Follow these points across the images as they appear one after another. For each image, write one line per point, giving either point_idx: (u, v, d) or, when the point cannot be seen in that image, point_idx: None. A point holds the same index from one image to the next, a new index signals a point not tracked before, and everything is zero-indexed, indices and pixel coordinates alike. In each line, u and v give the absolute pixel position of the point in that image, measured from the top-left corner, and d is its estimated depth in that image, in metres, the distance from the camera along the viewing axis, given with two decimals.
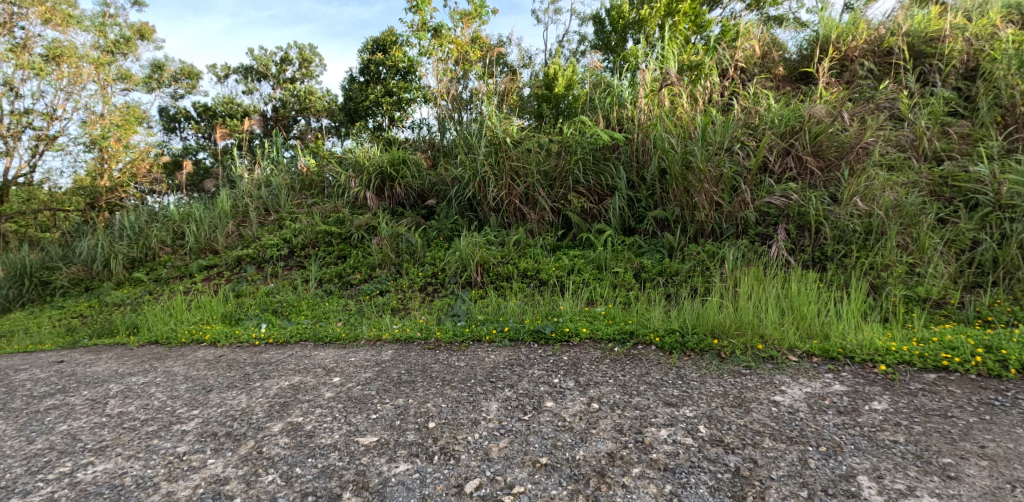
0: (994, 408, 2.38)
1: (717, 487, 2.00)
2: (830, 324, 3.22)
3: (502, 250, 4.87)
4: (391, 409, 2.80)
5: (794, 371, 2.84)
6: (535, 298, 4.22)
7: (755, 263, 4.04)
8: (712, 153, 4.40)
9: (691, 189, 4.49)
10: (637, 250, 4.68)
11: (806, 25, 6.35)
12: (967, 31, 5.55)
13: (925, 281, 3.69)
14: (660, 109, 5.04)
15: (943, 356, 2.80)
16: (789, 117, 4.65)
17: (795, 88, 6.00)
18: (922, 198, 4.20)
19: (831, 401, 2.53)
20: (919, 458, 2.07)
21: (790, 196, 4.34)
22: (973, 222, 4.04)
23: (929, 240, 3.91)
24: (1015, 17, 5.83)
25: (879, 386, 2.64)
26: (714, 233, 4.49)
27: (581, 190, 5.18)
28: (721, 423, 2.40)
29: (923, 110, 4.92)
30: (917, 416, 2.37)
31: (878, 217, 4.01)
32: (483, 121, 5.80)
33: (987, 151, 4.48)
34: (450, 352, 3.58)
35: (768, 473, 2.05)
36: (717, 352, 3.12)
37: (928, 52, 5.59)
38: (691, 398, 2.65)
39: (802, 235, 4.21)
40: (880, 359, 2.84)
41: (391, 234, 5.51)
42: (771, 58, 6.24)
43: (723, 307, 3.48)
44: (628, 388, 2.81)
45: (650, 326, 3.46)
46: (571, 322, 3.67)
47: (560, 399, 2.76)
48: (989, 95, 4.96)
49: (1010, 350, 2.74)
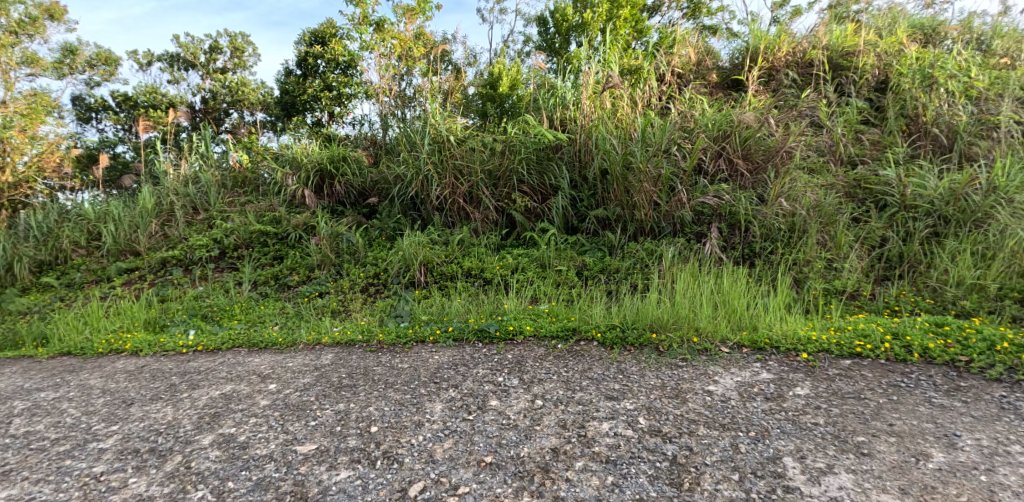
0: (900, 390, 2.61)
1: (656, 475, 2.07)
2: (758, 317, 3.40)
3: (446, 249, 4.83)
4: (332, 414, 2.70)
5: (726, 362, 2.99)
6: (479, 297, 4.20)
7: (690, 259, 4.22)
8: (652, 154, 4.51)
9: (631, 189, 4.58)
10: (579, 248, 4.75)
11: (738, 36, 6.69)
12: (879, 47, 6.01)
13: (842, 275, 3.99)
14: (601, 111, 5.11)
15: (857, 344, 3.03)
16: (721, 122, 4.79)
17: (727, 94, 6.28)
18: (838, 199, 4.54)
19: (759, 389, 2.67)
20: (836, 438, 2.23)
21: (722, 196, 4.54)
22: (882, 221, 4.40)
23: (845, 237, 4.22)
24: (918, 38, 6.42)
25: (801, 373, 2.83)
26: (653, 231, 4.65)
27: (525, 189, 5.19)
28: (660, 414, 2.49)
29: (839, 119, 5.32)
30: (835, 399, 2.55)
31: (801, 216, 4.30)
32: (426, 119, 5.67)
33: (894, 156, 4.91)
34: (392, 353, 3.51)
35: (702, 459, 2.14)
36: (655, 345, 3.23)
37: (845, 65, 6.04)
38: (632, 391, 2.73)
39: (733, 233, 4.44)
40: (803, 348, 3.05)
41: (330, 233, 5.30)
42: (705, 66, 6.54)
43: (661, 302, 3.61)
44: (572, 384, 2.86)
45: (592, 322, 3.53)
46: (514, 321, 3.68)
47: (504, 397, 2.77)
48: (896, 106, 5.45)
49: (913, 336, 3.02)
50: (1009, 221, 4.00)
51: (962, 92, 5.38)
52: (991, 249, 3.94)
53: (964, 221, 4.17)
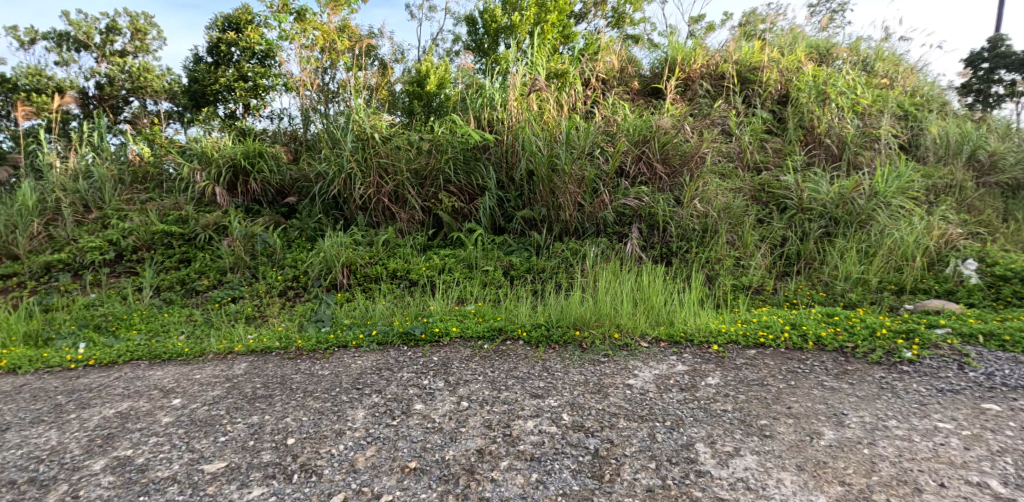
0: (796, 375, 2.85)
1: (579, 469, 2.11)
2: (675, 312, 3.59)
3: (370, 251, 4.69)
4: (244, 428, 2.51)
5: (645, 356, 3.12)
6: (405, 299, 4.11)
7: (612, 258, 4.38)
8: (576, 157, 4.63)
9: (556, 190, 4.68)
10: (506, 248, 4.78)
11: (658, 46, 7.03)
12: (782, 65, 6.55)
13: (748, 272, 4.31)
14: (528, 113, 5.17)
15: (761, 334, 3.29)
16: (641, 127, 5.01)
17: (648, 101, 6.59)
18: (745, 202, 4.90)
19: (674, 380, 2.82)
20: (743, 422, 2.39)
21: (642, 198, 4.76)
22: (783, 222, 4.80)
23: (751, 237, 4.56)
24: (813, 57, 7.07)
25: (712, 363, 3.01)
26: (577, 231, 4.78)
27: (451, 189, 5.15)
28: (583, 409, 2.55)
29: (746, 128, 5.74)
30: (741, 387, 2.74)
31: (712, 217, 4.60)
32: (350, 115, 5.45)
33: (793, 163, 5.37)
34: (312, 360, 3.34)
35: (622, 450, 2.22)
36: (579, 342, 3.32)
37: (752, 79, 6.51)
38: (556, 388, 2.78)
39: (652, 233, 4.66)
40: (714, 340, 3.25)
41: (244, 234, 4.97)
42: (627, 73, 6.81)
43: (584, 301, 3.72)
44: (497, 383, 2.87)
45: (518, 322, 3.56)
46: (441, 322, 3.63)
47: (430, 401, 2.72)
48: (795, 118, 5.96)
49: (808, 326, 3.32)
50: (885, 222, 4.51)
51: (849, 108, 6.00)
52: (872, 247, 4.42)
53: (850, 222, 4.65)
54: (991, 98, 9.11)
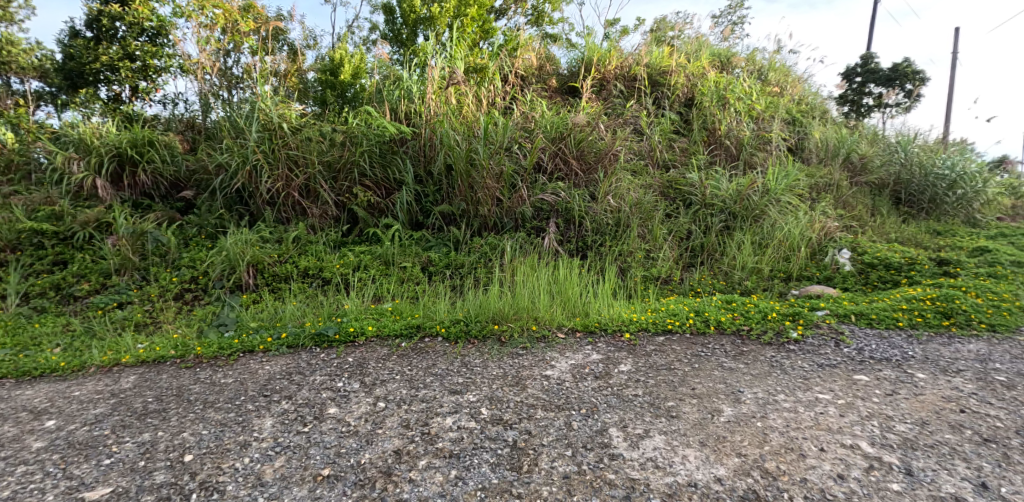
0: (700, 358, 3.08)
1: (497, 462, 2.12)
2: (589, 303, 3.73)
3: (279, 249, 4.42)
4: (133, 448, 2.27)
5: (561, 347, 3.22)
6: (317, 299, 3.92)
7: (530, 252, 4.47)
8: (493, 152, 4.66)
9: (474, 185, 4.68)
10: (424, 244, 4.71)
11: (575, 47, 7.23)
12: (688, 70, 7.00)
13: (657, 263, 4.58)
14: (446, 106, 5.11)
15: (669, 321, 3.52)
16: (558, 124, 5.12)
17: (565, 99, 6.78)
18: (655, 197, 5.20)
19: (589, 369, 2.93)
20: (652, 405, 2.53)
21: (559, 193, 4.89)
22: (688, 216, 5.15)
23: (660, 231, 4.85)
24: (716, 64, 7.63)
25: (624, 351, 3.17)
26: (496, 226, 4.82)
27: (367, 184, 4.98)
28: (501, 402, 2.58)
29: (656, 128, 6.08)
30: (651, 372, 2.90)
31: (624, 212, 4.83)
32: (254, 102, 5.08)
33: (697, 162, 5.78)
34: (214, 368, 3.09)
35: (540, 440, 2.26)
36: (498, 336, 3.35)
37: (662, 82, 6.89)
38: (475, 383, 2.78)
39: (568, 228, 4.81)
40: (626, 329, 3.43)
41: (132, 232, 4.45)
42: (546, 71, 6.96)
43: (503, 295, 3.76)
44: (416, 382, 2.82)
45: (437, 318, 3.53)
46: (356, 321, 3.51)
47: (344, 404, 2.62)
48: (699, 120, 6.41)
49: (709, 312, 3.60)
50: (775, 217, 4.98)
51: (745, 113, 6.55)
52: (765, 239, 4.86)
53: (746, 216, 5.08)
54: (861, 108, 10.37)
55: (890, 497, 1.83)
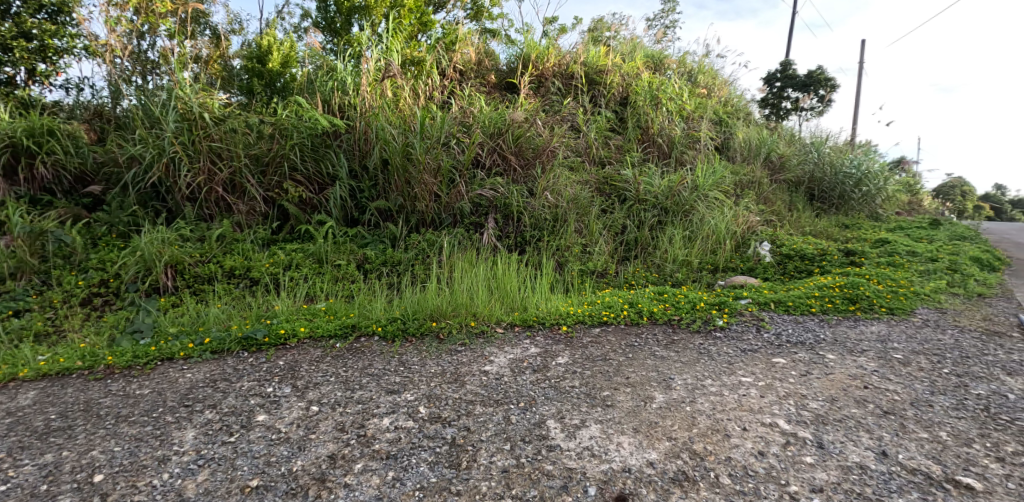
0: (633, 347, 3.18)
1: (436, 461, 2.09)
2: (528, 298, 3.76)
3: (201, 248, 4.13)
4: (31, 471, 2.03)
5: (500, 342, 3.22)
6: (245, 301, 3.70)
7: (469, 248, 4.45)
8: (429, 146, 4.59)
9: (412, 180, 4.58)
10: (360, 241, 4.57)
11: (514, 43, 7.25)
12: (623, 70, 7.21)
13: (593, 257, 4.69)
14: (382, 99, 4.97)
15: (604, 313, 3.61)
16: (496, 119, 5.12)
17: (504, 95, 6.79)
18: (591, 193, 5.32)
19: (527, 363, 2.95)
20: (588, 395, 2.59)
21: (498, 189, 4.90)
22: (623, 211, 5.32)
23: (596, 226, 4.97)
24: (649, 66, 7.91)
25: (562, 344, 3.22)
26: (434, 222, 4.76)
27: (298, 178, 4.75)
28: (440, 400, 2.54)
29: (592, 125, 6.22)
30: (588, 363, 2.97)
31: (562, 208, 4.91)
32: (171, 90, 4.70)
33: (631, 159, 5.97)
34: (128, 379, 2.83)
35: (479, 436, 2.25)
36: (436, 333, 3.30)
37: (598, 80, 7.06)
38: (412, 382, 2.73)
39: (507, 223, 4.82)
40: (563, 322, 3.49)
41: (29, 231, 3.97)
42: (484, 66, 6.93)
43: (441, 291, 3.71)
44: (351, 383, 2.73)
45: (373, 317, 3.43)
46: (286, 323, 3.34)
47: (274, 410, 2.48)
48: (633, 119, 6.62)
49: (642, 304, 3.74)
50: (703, 211, 5.25)
51: (676, 112, 6.85)
52: (694, 233, 5.11)
53: (677, 212, 5.31)
54: (781, 111, 11.14)
55: (803, 469, 1.97)
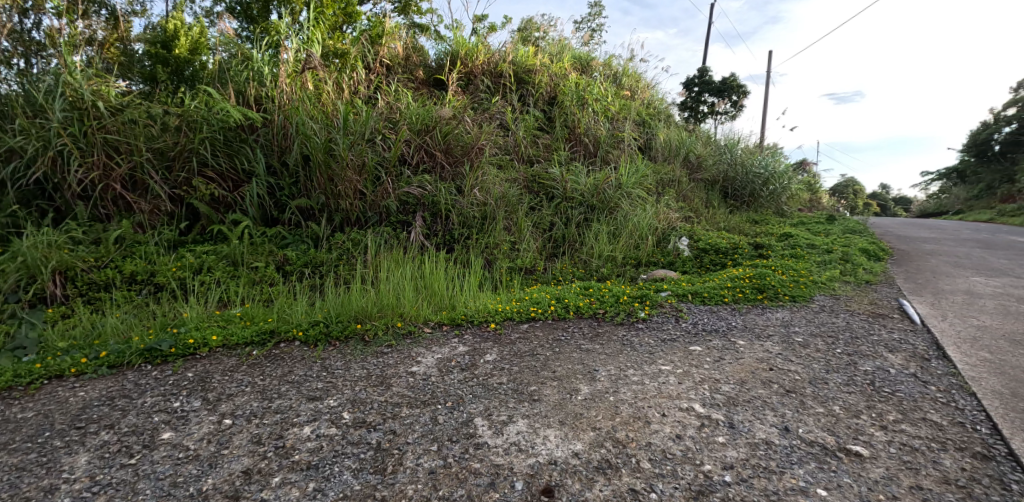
0: (560, 342, 3.25)
1: (361, 467, 2.02)
2: (456, 296, 3.74)
3: (96, 251, 3.72)
4: None
5: (428, 342, 3.17)
6: (148, 309, 3.38)
7: (395, 247, 4.35)
8: (353, 142, 4.43)
9: (335, 178, 4.40)
10: (280, 241, 4.33)
11: (443, 39, 7.16)
12: (551, 70, 7.34)
13: (521, 254, 4.75)
14: (302, 92, 4.74)
15: (532, 309, 3.66)
16: (423, 116, 5.04)
17: (432, 91, 6.69)
18: (520, 191, 5.38)
19: (456, 362, 2.93)
20: (516, 391, 2.61)
21: (425, 186, 4.83)
22: (551, 209, 5.42)
23: (525, 223, 5.04)
24: (576, 67, 8.12)
25: (490, 341, 3.23)
26: (360, 221, 4.60)
27: (209, 175, 4.41)
28: (365, 404, 2.46)
29: (521, 124, 6.29)
30: (516, 359, 2.99)
31: (491, 205, 4.92)
32: (58, 74, 4.20)
33: (558, 157, 6.10)
34: (5, 401, 2.50)
35: (406, 438, 2.20)
36: (361, 336, 3.19)
37: (527, 79, 7.14)
38: (336, 387, 2.62)
39: (435, 221, 4.77)
40: (491, 319, 3.49)
41: None
42: (412, 61, 6.80)
43: (366, 292, 3.60)
44: (268, 392, 2.57)
45: (293, 322, 3.26)
46: (196, 331, 3.09)
47: (182, 426, 2.29)
48: (561, 118, 6.77)
49: (568, 299, 3.83)
50: (627, 208, 5.46)
51: (601, 113, 7.07)
52: (618, 229, 5.31)
53: (602, 209, 5.50)
54: (699, 114, 11.85)
55: (717, 449, 2.10)
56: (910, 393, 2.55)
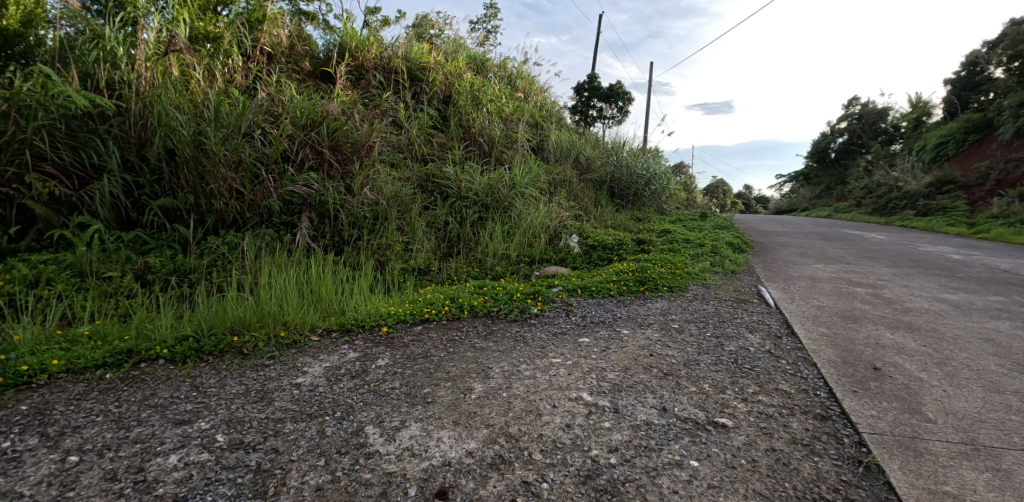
0: (455, 342, 3.25)
1: (238, 493, 1.86)
2: (346, 301, 3.59)
3: None
4: None
5: (315, 350, 3.01)
6: None
7: (278, 251, 4.07)
8: (226, 136, 4.05)
9: (206, 175, 3.98)
10: (139, 247, 3.82)
11: (332, 30, 6.79)
12: (446, 68, 7.27)
13: (415, 254, 4.68)
14: (166, 79, 4.27)
15: (426, 311, 3.62)
16: (308, 110, 4.78)
17: (319, 84, 6.34)
18: (413, 190, 5.28)
19: (345, 369, 2.80)
20: (409, 395, 2.56)
21: (312, 185, 4.56)
22: (446, 208, 5.39)
23: (418, 222, 4.96)
24: (471, 67, 8.16)
25: (382, 345, 3.14)
26: (236, 223, 4.23)
27: (47, 171, 3.76)
28: (242, 423, 2.27)
29: (415, 122, 6.18)
30: (410, 362, 2.94)
31: (383, 205, 4.78)
32: None
33: (453, 157, 6.08)
34: None
35: (290, 456, 2.06)
36: (238, 349, 2.94)
37: (421, 77, 7.01)
38: (208, 408, 2.38)
39: (323, 222, 4.53)
40: (384, 322, 3.40)
41: None
42: (297, 51, 6.37)
43: (243, 301, 3.32)
44: (125, 420, 2.27)
45: (156, 338, 2.91)
46: (31, 356, 2.63)
47: (12, 470, 1.94)
48: (456, 117, 6.75)
49: (462, 298, 3.85)
50: (520, 208, 5.60)
51: (496, 113, 7.18)
52: (512, 228, 5.44)
53: (496, 208, 5.59)
54: (588, 119, 12.52)
55: (603, 434, 2.24)
56: (765, 368, 2.91)
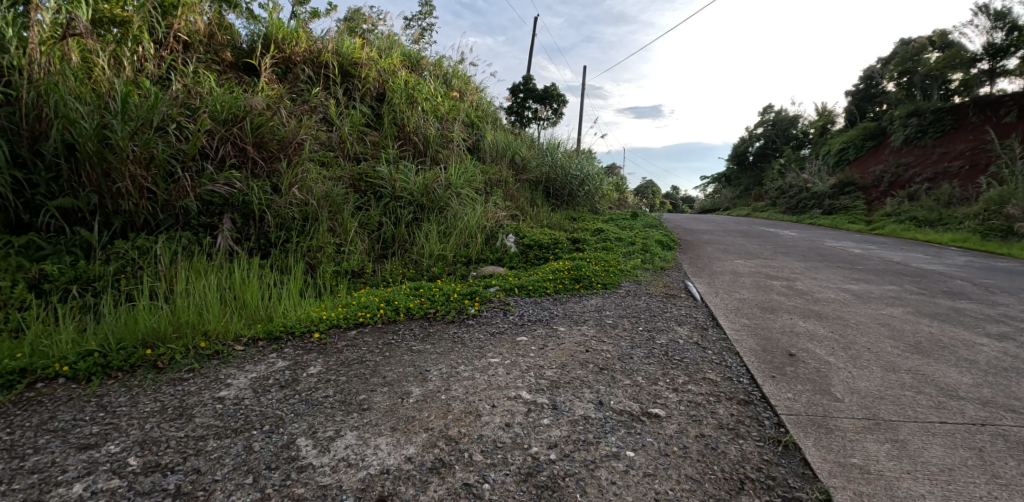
0: (392, 346, 3.17)
1: None
2: (274, 306, 3.41)
3: None
4: None
5: (240, 360, 2.83)
6: None
7: (197, 255, 3.79)
8: (135, 130, 3.73)
9: (113, 173, 3.63)
10: (33, 253, 3.42)
11: (256, 19, 6.41)
12: (380, 65, 7.08)
13: (348, 256, 4.53)
14: (63, 66, 3.85)
15: (360, 314, 3.51)
16: (230, 104, 4.50)
17: (241, 77, 5.97)
18: (345, 190, 5.10)
19: (274, 379, 2.65)
20: (343, 402, 2.47)
21: (234, 184, 4.28)
22: (379, 208, 5.25)
23: (351, 223, 4.81)
24: (406, 64, 8.00)
25: (314, 352, 3.01)
26: (148, 225, 3.90)
27: None
28: (157, 444, 2.09)
29: (346, 119, 5.97)
30: (344, 368, 2.83)
31: (313, 206, 4.58)
32: None
33: (387, 156, 5.94)
34: None
35: (213, 475, 1.93)
36: (153, 362, 2.71)
37: (353, 73, 6.78)
38: (118, 429, 2.17)
39: (247, 223, 4.27)
40: (315, 328, 3.25)
41: None
42: (216, 40, 5.95)
43: (157, 311, 3.07)
44: (17, 449, 2.02)
45: (54, 355, 2.62)
46: None
47: None
48: (390, 115, 6.60)
49: (397, 300, 3.77)
50: (456, 208, 5.56)
51: (431, 112, 7.08)
52: (449, 228, 5.40)
53: (432, 208, 5.51)
54: (523, 120, 12.67)
55: (542, 431, 2.27)
56: (693, 359, 3.07)
